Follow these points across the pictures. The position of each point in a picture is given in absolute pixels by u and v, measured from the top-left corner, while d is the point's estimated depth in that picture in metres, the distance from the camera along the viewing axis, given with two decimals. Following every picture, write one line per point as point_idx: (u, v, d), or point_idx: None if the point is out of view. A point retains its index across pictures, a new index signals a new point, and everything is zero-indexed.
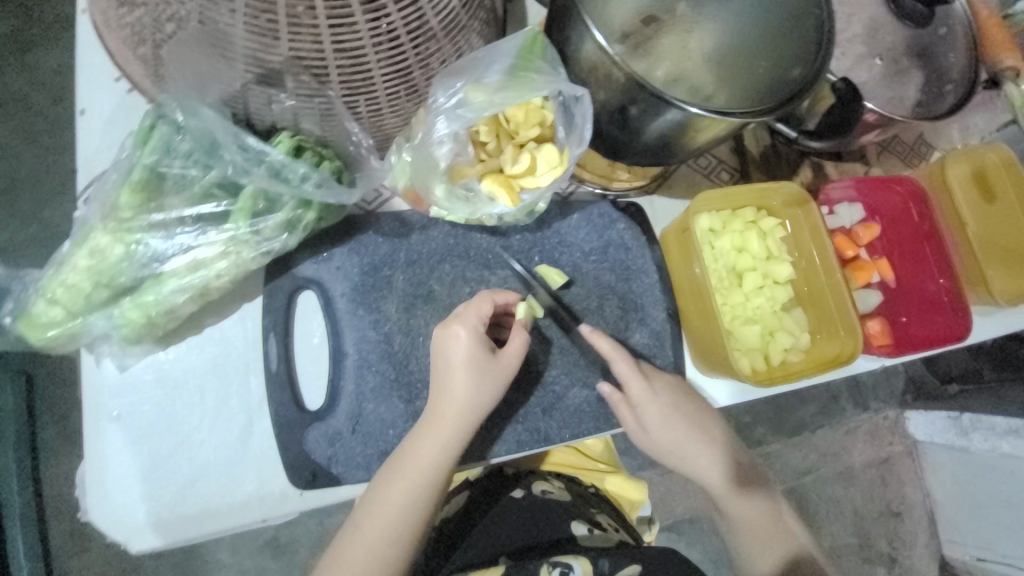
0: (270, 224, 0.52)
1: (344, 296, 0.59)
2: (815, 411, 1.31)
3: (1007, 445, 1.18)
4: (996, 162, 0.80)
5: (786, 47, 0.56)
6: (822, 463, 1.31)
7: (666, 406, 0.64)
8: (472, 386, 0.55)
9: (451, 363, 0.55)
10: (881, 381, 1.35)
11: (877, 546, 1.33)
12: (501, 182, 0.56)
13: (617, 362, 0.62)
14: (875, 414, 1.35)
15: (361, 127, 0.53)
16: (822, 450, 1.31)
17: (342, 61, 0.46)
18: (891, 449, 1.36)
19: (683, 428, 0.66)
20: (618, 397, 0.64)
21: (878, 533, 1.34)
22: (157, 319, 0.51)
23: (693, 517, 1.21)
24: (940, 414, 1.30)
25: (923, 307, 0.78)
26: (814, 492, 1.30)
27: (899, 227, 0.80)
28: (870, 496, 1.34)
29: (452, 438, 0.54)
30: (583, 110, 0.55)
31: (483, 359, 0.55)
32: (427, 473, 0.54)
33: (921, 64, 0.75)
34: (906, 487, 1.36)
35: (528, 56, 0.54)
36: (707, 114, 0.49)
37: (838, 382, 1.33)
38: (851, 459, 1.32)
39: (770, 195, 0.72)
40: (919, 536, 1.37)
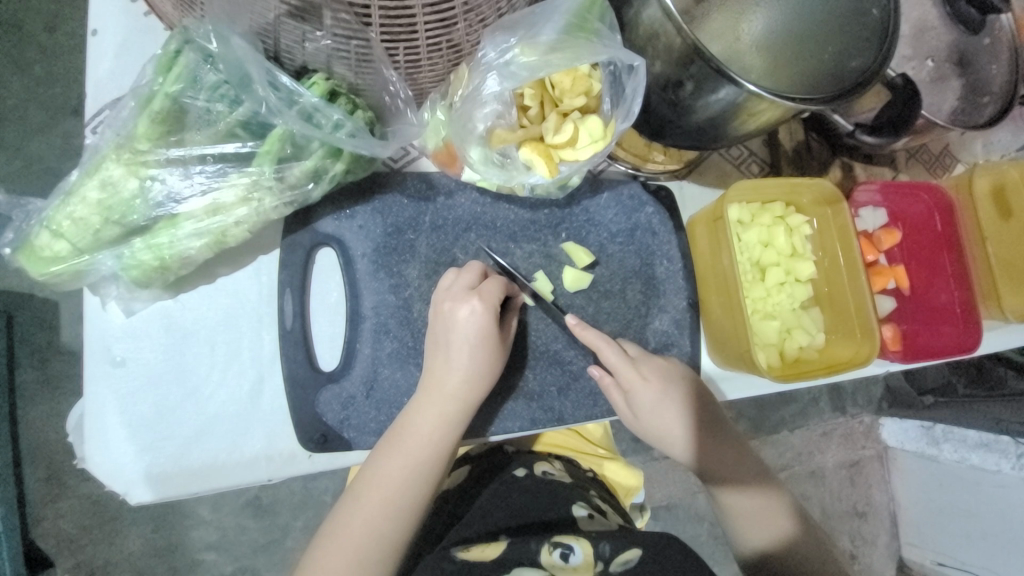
0: (296, 170, 0.49)
1: (365, 258, 0.56)
2: (795, 412, 1.34)
3: (975, 457, 1.24)
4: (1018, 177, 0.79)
5: (840, 40, 0.55)
6: (799, 462, 1.34)
7: (650, 391, 0.62)
8: (479, 350, 0.54)
9: (455, 332, 0.54)
10: (859, 389, 1.40)
11: (840, 544, 1.39)
12: (541, 150, 0.53)
13: (602, 350, 0.61)
14: (852, 419, 1.38)
15: (398, 77, 0.50)
16: (799, 448, 1.34)
17: (387, 3, 0.42)
18: (864, 452, 1.40)
19: (672, 412, 0.63)
20: (608, 381, 0.62)
21: (843, 532, 1.39)
22: (170, 263, 0.48)
23: (670, 504, 1.23)
24: (914, 423, 1.35)
25: (936, 317, 0.79)
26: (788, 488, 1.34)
27: (919, 236, 0.81)
28: (839, 496, 1.38)
29: (460, 408, 0.53)
30: (635, 82, 0.52)
31: (490, 327, 0.54)
32: (429, 444, 0.52)
33: (961, 73, 0.75)
34: (873, 490, 1.41)
35: (585, 16, 0.51)
36: (764, 95, 0.47)
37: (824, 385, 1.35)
38: (825, 458, 1.36)
39: (801, 191, 0.72)
40: (881, 537, 1.42)
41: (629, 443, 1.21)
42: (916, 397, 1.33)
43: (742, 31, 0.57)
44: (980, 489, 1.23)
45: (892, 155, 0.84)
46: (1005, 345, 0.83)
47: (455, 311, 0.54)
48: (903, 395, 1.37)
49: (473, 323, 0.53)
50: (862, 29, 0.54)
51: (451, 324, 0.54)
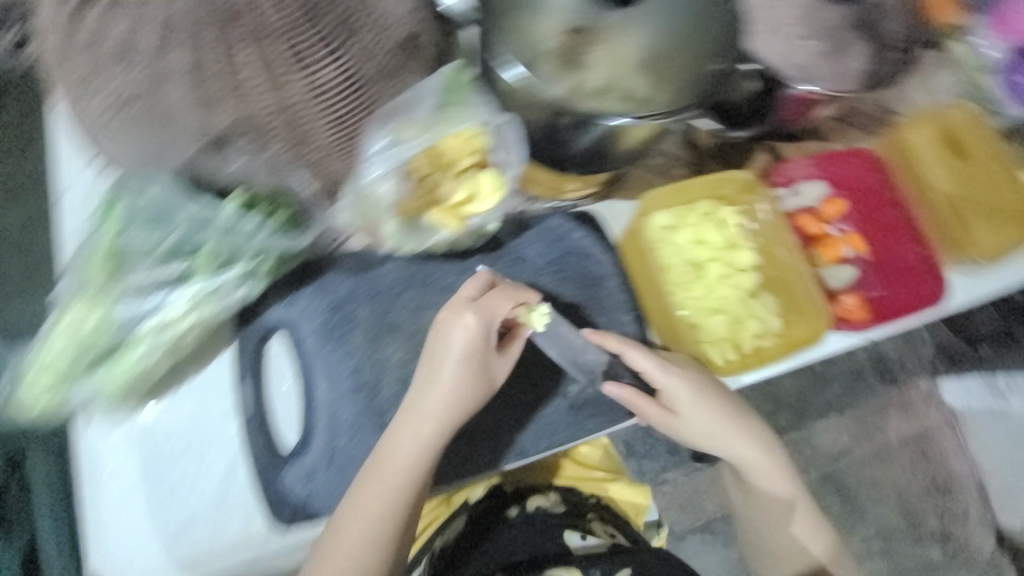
0: (229, 276, 0.56)
1: (314, 337, 0.62)
2: (840, 392, 1.30)
3: None
4: (963, 118, 0.83)
5: (702, 43, 0.59)
6: (856, 445, 1.31)
7: (698, 400, 0.67)
8: (464, 368, 0.57)
9: (449, 350, 0.57)
10: (908, 354, 1.32)
11: (926, 524, 1.30)
12: (448, 212, 0.60)
13: (628, 353, 0.65)
14: (904, 387, 1.32)
15: (311, 177, 0.58)
16: (853, 431, 1.31)
17: (288, 119, 0.52)
18: (929, 423, 1.32)
19: (710, 410, 0.69)
20: (632, 393, 0.66)
21: (927, 511, 1.31)
22: (137, 379, 0.56)
23: (725, 514, 1.28)
24: (976, 379, 1.24)
25: (903, 276, 0.77)
26: (849, 474, 1.30)
27: (866, 199, 0.81)
28: (912, 475, 1.31)
29: (431, 435, 0.57)
30: (513, 133, 0.60)
31: (481, 345, 0.58)
32: (413, 463, 0.56)
33: (863, 35, 0.74)
34: (951, 462, 1.32)
35: (453, 91, 0.59)
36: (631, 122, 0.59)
37: (865, 357, 1.32)
38: (887, 436, 1.31)
39: (724, 184, 0.75)
40: (971, 510, 1.31)
41: (668, 458, 1.28)
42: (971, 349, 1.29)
43: (622, 57, 0.57)
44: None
45: (817, 125, 0.84)
46: (980, 296, 0.80)
47: (448, 326, 0.58)
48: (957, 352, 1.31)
49: (465, 339, 0.57)
50: (715, 27, 0.59)
51: (447, 340, 0.58)
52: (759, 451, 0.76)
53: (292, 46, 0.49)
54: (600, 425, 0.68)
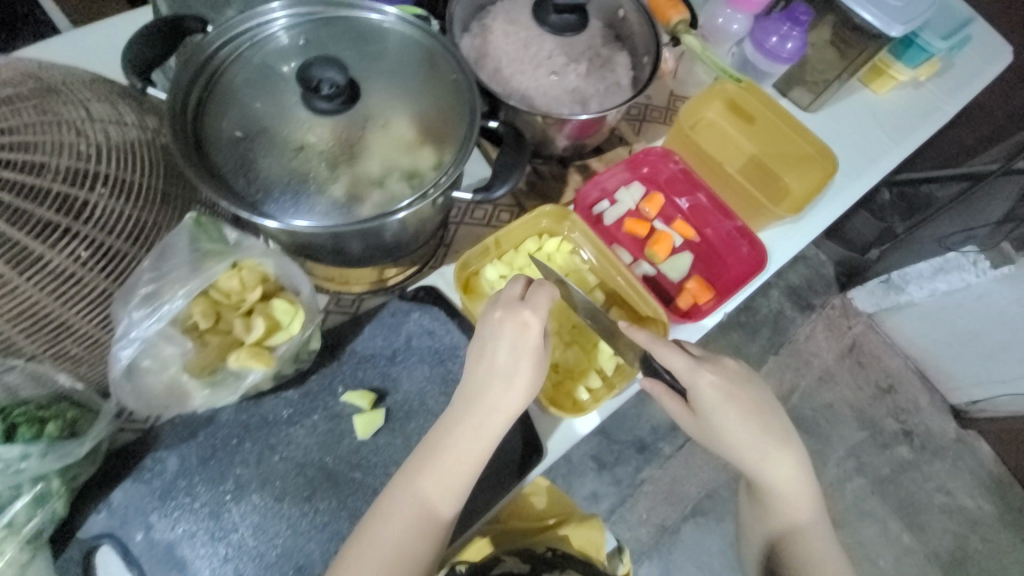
0: (18, 509, 0.51)
1: (144, 536, 0.56)
2: (768, 335, 1.41)
3: (942, 284, 1.18)
4: (736, 89, 0.89)
5: (439, 109, 0.62)
6: (800, 376, 1.38)
7: (728, 405, 0.65)
8: (528, 366, 0.57)
9: (493, 353, 0.57)
10: (814, 278, 1.46)
11: (887, 428, 1.38)
12: (247, 352, 0.55)
13: (657, 346, 0.64)
14: (824, 309, 1.44)
15: (86, 366, 0.55)
16: (791, 368, 1.39)
17: (23, 326, 0.49)
18: (853, 332, 1.43)
19: (717, 398, 0.64)
20: (657, 385, 0.66)
21: (883, 415, 1.38)
22: None
23: (709, 491, 1.31)
24: (874, 282, 1.35)
25: (729, 248, 0.81)
26: (804, 407, 1.37)
27: (675, 187, 0.85)
28: (858, 385, 1.40)
29: (449, 469, 0.56)
30: (286, 261, 0.59)
31: (537, 342, 0.57)
32: (456, 465, 0.56)
33: (620, 46, 0.82)
34: (884, 360, 1.42)
35: (205, 236, 0.55)
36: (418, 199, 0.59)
37: (781, 294, 1.44)
38: (825, 358, 1.40)
39: (538, 220, 0.76)
40: (920, 397, 1.41)
41: (638, 460, 1.32)
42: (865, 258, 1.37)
43: (388, 137, 0.59)
44: (966, 309, 1.18)
45: (616, 133, 0.89)
46: (803, 241, 0.85)
47: (503, 321, 0.57)
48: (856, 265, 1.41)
49: (516, 336, 0.57)
50: (441, 95, 0.63)
51: (494, 341, 0.57)
52: (758, 444, 0.67)
53: (2, 253, 0.46)
54: (484, 500, 0.68)
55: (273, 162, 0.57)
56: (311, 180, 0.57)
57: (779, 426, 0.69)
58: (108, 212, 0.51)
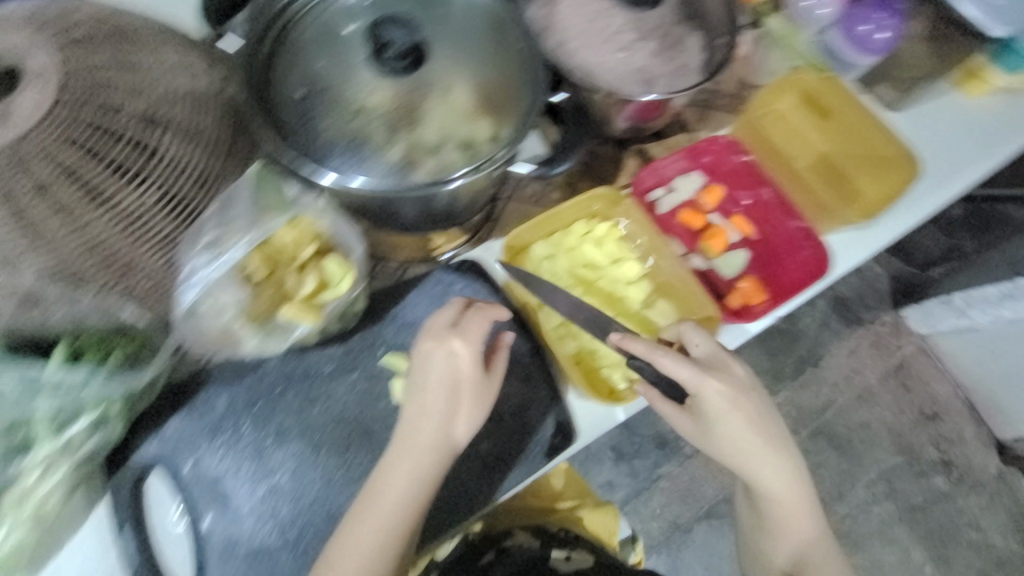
0: (78, 429, 0.53)
1: (192, 467, 0.59)
2: (809, 347, 1.32)
3: (1007, 312, 1.05)
4: (815, 80, 0.84)
5: (502, 78, 0.61)
6: (837, 393, 1.31)
7: (732, 414, 0.63)
8: (457, 393, 0.57)
9: (423, 384, 0.57)
10: (865, 290, 1.36)
11: (926, 456, 1.31)
12: (300, 307, 0.57)
13: (658, 359, 0.62)
14: (872, 325, 1.34)
15: (143, 304, 0.55)
16: (830, 381, 1.31)
17: (95, 260, 0.52)
18: (903, 353, 1.34)
19: (721, 403, 0.63)
20: (651, 392, 0.66)
21: (923, 442, 1.32)
22: (7, 559, 0.53)
23: (726, 496, 1.29)
24: (936, 302, 1.22)
25: (790, 248, 0.78)
26: (839, 424, 1.30)
27: (738, 180, 0.81)
28: (899, 409, 1.32)
29: (399, 490, 0.55)
30: (341, 219, 0.59)
31: (463, 370, 0.57)
32: (393, 505, 0.55)
33: (694, 27, 0.76)
34: (933, 385, 1.34)
35: (269, 188, 0.57)
36: (474, 172, 0.57)
37: (825, 306, 1.34)
38: (867, 377, 1.32)
39: (591, 202, 0.74)
40: (965, 428, 1.33)
41: (658, 454, 1.29)
42: (922, 274, 1.34)
43: (451, 107, 0.59)
44: None
45: (679, 119, 0.85)
46: (871, 249, 0.81)
47: (433, 351, 0.57)
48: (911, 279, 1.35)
49: (446, 366, 0.57)
50: (507, 65, 0.62)
51: (427, 369, 0.57)
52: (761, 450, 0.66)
53: (86, 186, 0.51)
54: (513, 479, 0.66)
55: (333, 123, 0.57)
56: (368, 144, 0.57)
57: (781, 439, 0.67)
58: (175, 158, 0.55)
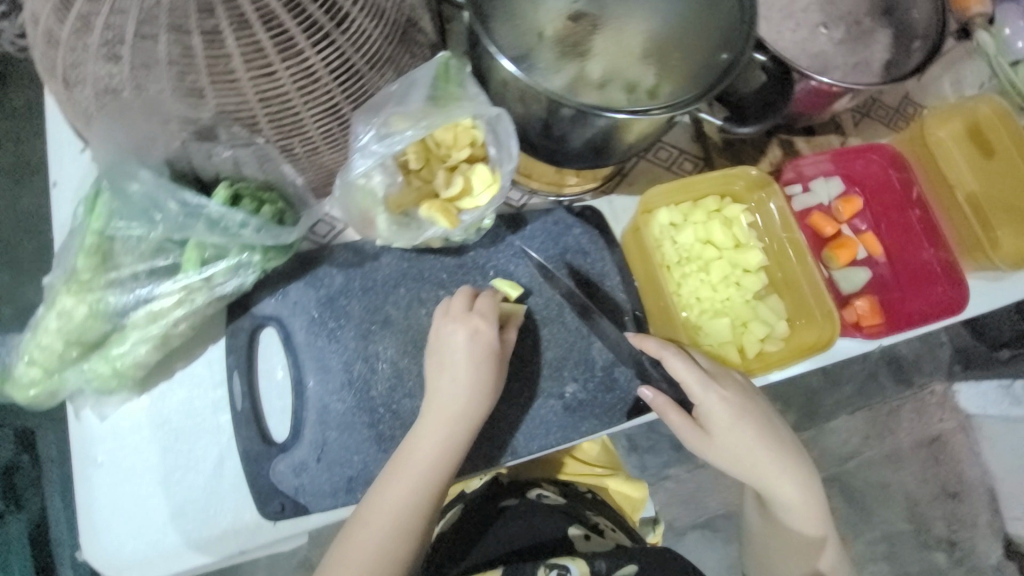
0: (219, 269, 0.55)
1: (304, 331, 0.61)
2: (851, 392, 1.25)
3: None
4: (990, 113, 0.75)
5: (706, 30, 0.55)
6: (866, 447, 1.25)
7: (741, 422, 0.63)
8: (480, 369, 0.57)
9: (452, 354, 0.57)
10: (923, 354, 1.27)
11: (934, 531, 1.25)
12: (438, 207, 0.57)
13: (669, 359, 0.62)
14: (920, 390, 1.27)
15: (299, 168, 0.57)
16: (864, 433, 1.25)
17: (269, 110, 0.49)
18: (942, 426, 1.27)
19: (730, 410, 0.63)
20: (663, 401, 0.64)
21: (935, 517, 1.26)
22: (124, 370, 0.55)
23: (727, 512, 1.23)
24: (992, 384, 1.22)
25: (917, 280, 0.74)
26: (859, 477, 1.24)
27: (881, 197, 0.77)
28: (923, 478, 1.26)
29: (451, 437, 0.56)
30: (505, 127, 0.56)
31: (489, 348, 0.58)
32: (430, 463, 0.56)
33: (886, 23, 0.69)
34: (963, 465, 1.27)
35: (446, 82, 0.57)
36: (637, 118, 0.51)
37: (880, 358, 1.26)
38: (898, 439, 1.26)
39: (732, 180, 0.71)
40: (981, 515, 1.27)
41: (670, 454, 1.22)
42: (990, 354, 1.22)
43: (625, 45, 0.57)
44: None
45: (835, 120, 0.81)
46: (999, 302, 0.76)
47: (456, 330, 0.58)
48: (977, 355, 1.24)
49: (475, 342, 0.58)
50: (718, 18, 0.55)
51: (452, 343, 0.58)
52: (770, 461, 0.65)
53: (272, 34, 0.45)
54: (594, 427, 0.66)
55: (505, 30, 0.55)
56: (533, 59, 0.56)
57: (787, 447, 0.67)
58: (361, 28, 0.49)
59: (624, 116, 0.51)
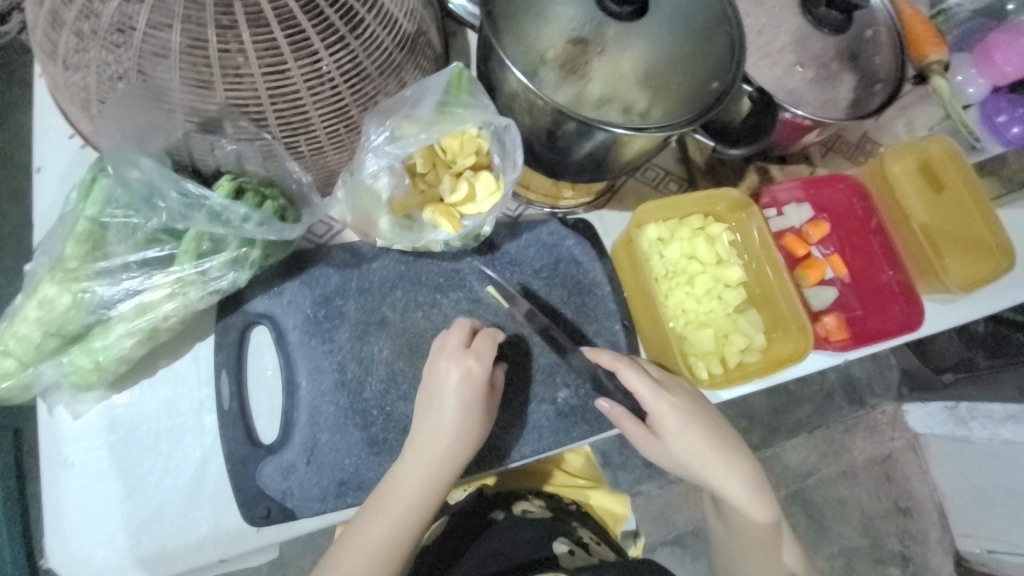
0: (215, 263, 0.54)
1: (297, 331, 0.61)
2: (810, 411, 1.32)
3: (1005, 432, 1.16)
4: (939, 152, 0.82)
5: (699, 59, 0.59)
6: (823, 464, 1.31)
7: (690, 428, 0.64)
8: (470, 409, 0.57)
9: (444, 394, 0.57)
10: (874, 376, 1.36)
11: (888, 546, 1.32)
12: (441, 210, 0.59)
13: (623, 371, 0.63)
14: (873, 410, 1.35)
15: (302, 166, 0.56)
16: (821, 450, 1.31)
17: (279, 107, 0.50)
18: (893, 444, 1.35)
19: (681, 419, 0.64)
20: (619, 411, 0.64)
21: (888, 533, 1.33)
22: (106, 365, 0.53)
23: (696, 528, 1.25)
24: (939, 405, 1.29)
25: (878, 299, 0.80)
26: (818, 493, 1.30)
27: (846, 223, 0.83)
28: (875, 495, 1.33)
29: (440, 476, 0.56)
30: (512, 137, 0.58)
31: (479, 387, 0.57)
32: (413, 505, 0.55)
33: (853, 67, 0.76)
34: (912, 483, 1.35)
35: (457, 90, 0.58)
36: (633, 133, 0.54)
37: (835, 380, 1.34)
38: (853, 456, 1.33)
39: (715, 201, 0.75)
40: (930, 531, 1.35)
41: (643, 470, 1.25)
42: (935, 377, 1.25)
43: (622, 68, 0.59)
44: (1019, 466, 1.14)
45: (804, 151, 0.87)
46: (948, 321, 0.83)
47: (449, 372, 0.57)
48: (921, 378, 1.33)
49: (466, 384, 0.56)
50: (710, 49, 0.59)
51: (443, 385, 0.57)
52: (720, 464, 0.67)
53: (288, 34, 0.46)
54: (585, 433, 0.67)
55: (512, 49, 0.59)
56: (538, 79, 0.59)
57: (738, 450, 0.68)
58: (372, 33, 0.50)
59: (622, 131, 0.54)
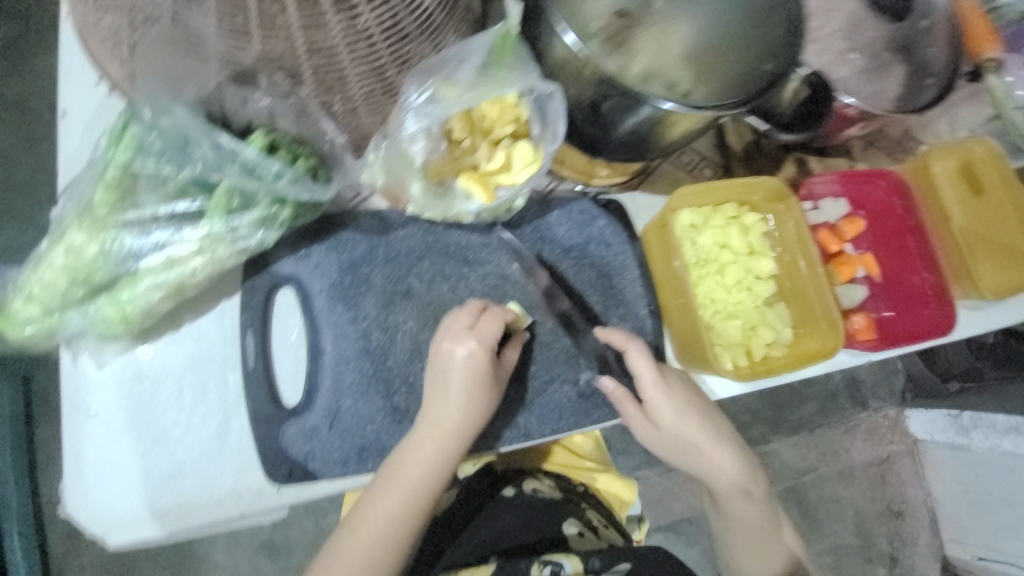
0: (245, 221, 0.53)
1: (323, 295, 0.60)
2: (814, 410, 1.32)
3: (1007, 443, 1.16)
4: (982, 153, 0.79)
5: (755, 38, 0.55)
6: (822, 462, 1.31)
7: (689, 413, 0.64)
8: (478, 387, 0.56)
9: (449, 373, 0.55)
10: (879, 379, 1.36)
11: (878, 546, 1.33)
12: (476, 179, 0.57)
13: (629, 352, 0.63)
14: (875, 413, 1.35)
15: (336, 125, 0.54)
16: (822, 448, 1.31)
17: (315, 62, 0.47)
18: (892, 448, 1.35)
19: (682, 406, 0.64)
20: (622, 393, 0.64)
21: (880, 534, 1.34)
22: (133, 316, 0.53)
23: (691, 516, 1.26)
24: (940, 412, 1.28)
25: (910, 301, 0.78)
26: (814, 490, 1.31)
27: (883, 221, 0.81)
28: (871, 496, 1.34)
29: (447, 447, 0.56)
30: (556, 105, 0.56)
31: (486, 365, 0.56)
32: (421, 477, 0.55)
33: (903, 58, 0.72)
34: (908, 487, 1.36)
35: (500, 54, 0.55)
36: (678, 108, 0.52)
37: (841, 380, 1.33)
38: (852, 457, 1.33)
39: (753, 189, 0.73)
40: (921, 535, 1.36)
41: (642, 457, 1.26)
42: (941, 385, 1.29)
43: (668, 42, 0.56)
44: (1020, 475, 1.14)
45: (845, 145, 0.84)
46: (977, 328, 0.82)
47: (453, 351, 0.55)
48: (930, 386, 1.31)
49: (472, 366, 0.55)
50: (769, 30, 0.55)
51: (450, 364, 0.55)
52: (718, 453, 0.67)
53: None
54: (605, 416, 0.67)
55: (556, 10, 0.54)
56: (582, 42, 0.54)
57: (735, 441, 0.68)
58: None
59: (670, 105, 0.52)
